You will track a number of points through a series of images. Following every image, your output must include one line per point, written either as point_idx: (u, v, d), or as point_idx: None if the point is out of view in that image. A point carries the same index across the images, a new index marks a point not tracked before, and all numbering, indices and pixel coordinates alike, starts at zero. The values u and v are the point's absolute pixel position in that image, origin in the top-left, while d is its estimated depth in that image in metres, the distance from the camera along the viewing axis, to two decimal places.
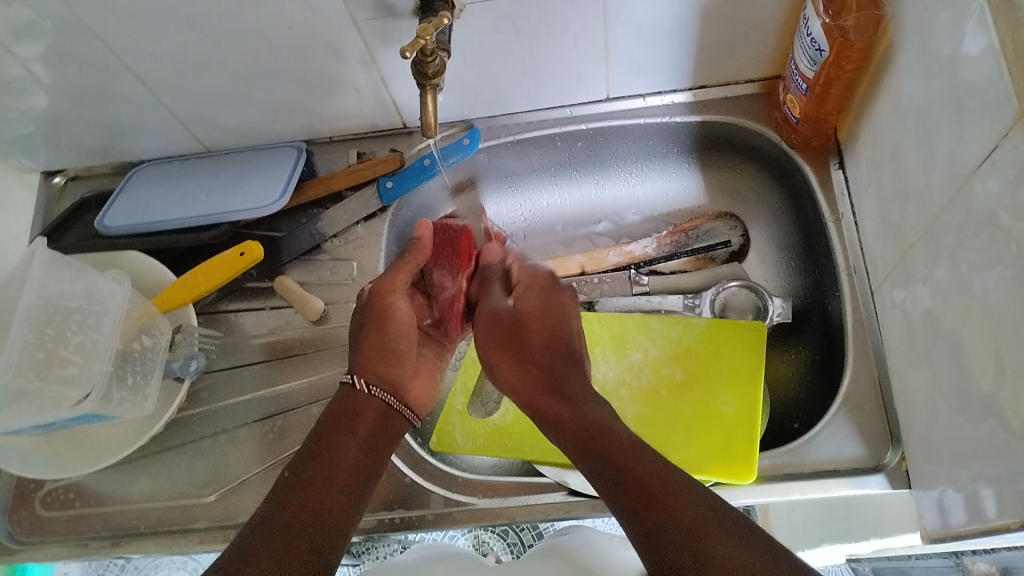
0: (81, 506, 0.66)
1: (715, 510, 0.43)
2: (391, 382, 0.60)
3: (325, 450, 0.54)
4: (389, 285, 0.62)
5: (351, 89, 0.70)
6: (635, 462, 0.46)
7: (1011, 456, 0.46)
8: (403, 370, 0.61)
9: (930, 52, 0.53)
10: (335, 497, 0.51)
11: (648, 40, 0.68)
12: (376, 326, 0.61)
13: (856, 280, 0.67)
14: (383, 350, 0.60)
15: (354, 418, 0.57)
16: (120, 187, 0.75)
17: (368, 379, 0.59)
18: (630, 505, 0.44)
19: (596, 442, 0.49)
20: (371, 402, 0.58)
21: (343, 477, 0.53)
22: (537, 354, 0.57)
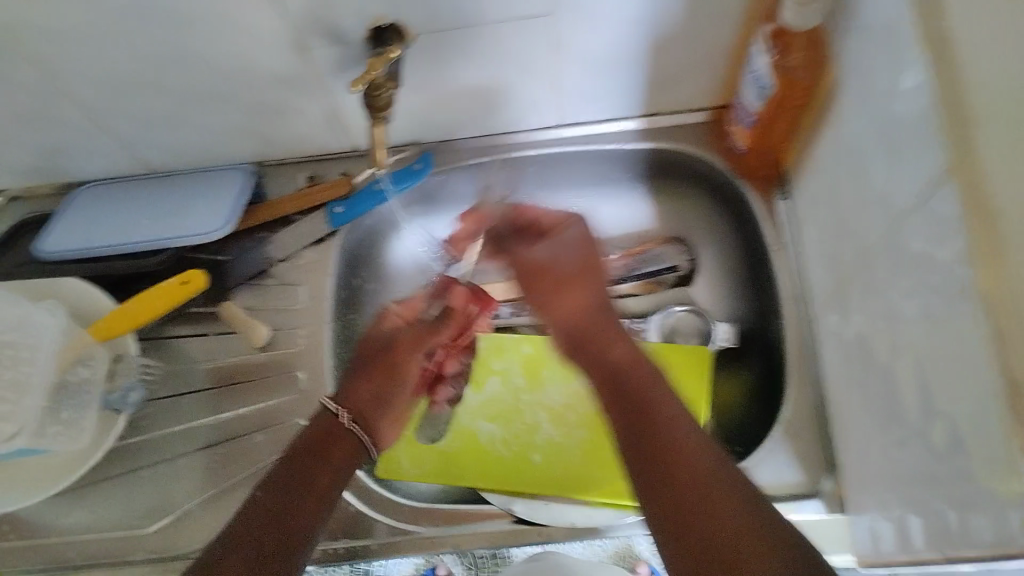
0: (14, 537, 0.64)
1: (746, 504, 0.43)
2: (369, 421, 0.61)
3: (301, 462, 0.55)
4: (411, 343, 0.66)
5: (300, 114, 0.70)
6: (666, 437, 0.48)
7: (935, 489, 0.47)
8: (389, 420, 0.63)
9: (866, 93, 0.54)
10: (304, 514, 0.52)
11: (597, 70, 0.69)
12: (377, 372, 0.64)
13: (798, 308, 0.69)
14: (374, 398, 0.62)
15: (334, 442, 0.57)
16: (59, 209, 0.73)
17: (351, 414, 0.60)
18: (652, 488, 0.46)
19: (631, 418, 0.51)
20: (346, 436, 0.58)
21: (312, 489, 0.53)
22: (569, 319, 0.59)
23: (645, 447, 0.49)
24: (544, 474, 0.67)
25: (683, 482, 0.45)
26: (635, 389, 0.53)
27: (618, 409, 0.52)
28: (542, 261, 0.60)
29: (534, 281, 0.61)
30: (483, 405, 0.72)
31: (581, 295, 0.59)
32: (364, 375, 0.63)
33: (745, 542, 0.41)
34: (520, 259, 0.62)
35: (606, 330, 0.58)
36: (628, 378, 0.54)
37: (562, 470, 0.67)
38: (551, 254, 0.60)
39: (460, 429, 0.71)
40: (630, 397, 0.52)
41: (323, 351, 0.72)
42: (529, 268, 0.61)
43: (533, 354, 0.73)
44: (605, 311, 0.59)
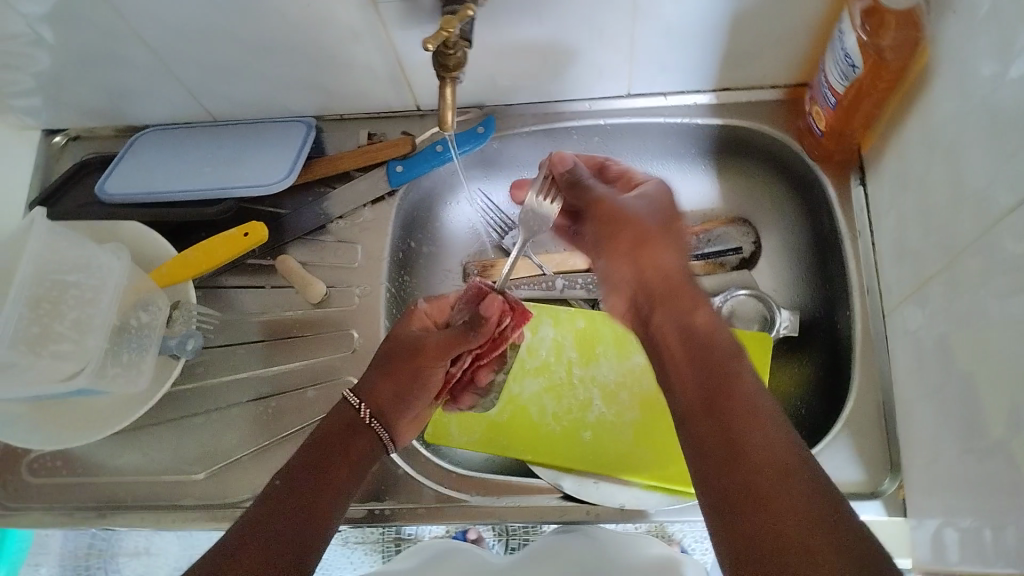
0: (69, 474, 0.65)
1: (820, 493, 0.41)
2: (389, 417, 0.59)
3: (318, 456, 0.54)
4: (435, 350, 0.60)
5: (366, 70, 0.69)
6: (740, 397, 0.47)
7: (1018, 501, 0.45)
8: (399, 421, 0.60)
9: (968, 80, 0.51)
10: (324, 501, 0.51)
11: (676, 40, 0.66)
12: (398, 373, 0.60)
13: (868, 300, 0.66)
14: (395, 396, 0.60)
15: (352, 437, 0.56)
16: (121, 152, 0.73)
17: (371, 408, 0.58)
18: (717, 468, 0.45)
19: (706, 370, 0.49)
20: (368, 432, 0.57)
21: (325, 483, 0.52)
22: (640, 271, 0.57)
23: (716, 401, 0.47)
24: (596, 450, 0.66)
25: (756, 442, 0.44)
26: (714, 348, 0.51)
27: (691, 362, 0.50)
28: (625, 213, 0.59)
29: (612, 237, 0.59)
30: (536, 373, 0.71)
31: (660, 250, 0.57)
32: (384, 373, 0.60)
33: (801, 513, 0.40)
34: (601, 203, 0.61)
35: (691, 295, 0.55)
36: (702, 339, 0.52)
37: (616, 447, 0.66)
38: (643, 204, 0.59)
39: (511, 399, 0.70)
40: (708, 351, 0.51)
41: (378, 312, 0.71)
42: (605, 220, 0.60)
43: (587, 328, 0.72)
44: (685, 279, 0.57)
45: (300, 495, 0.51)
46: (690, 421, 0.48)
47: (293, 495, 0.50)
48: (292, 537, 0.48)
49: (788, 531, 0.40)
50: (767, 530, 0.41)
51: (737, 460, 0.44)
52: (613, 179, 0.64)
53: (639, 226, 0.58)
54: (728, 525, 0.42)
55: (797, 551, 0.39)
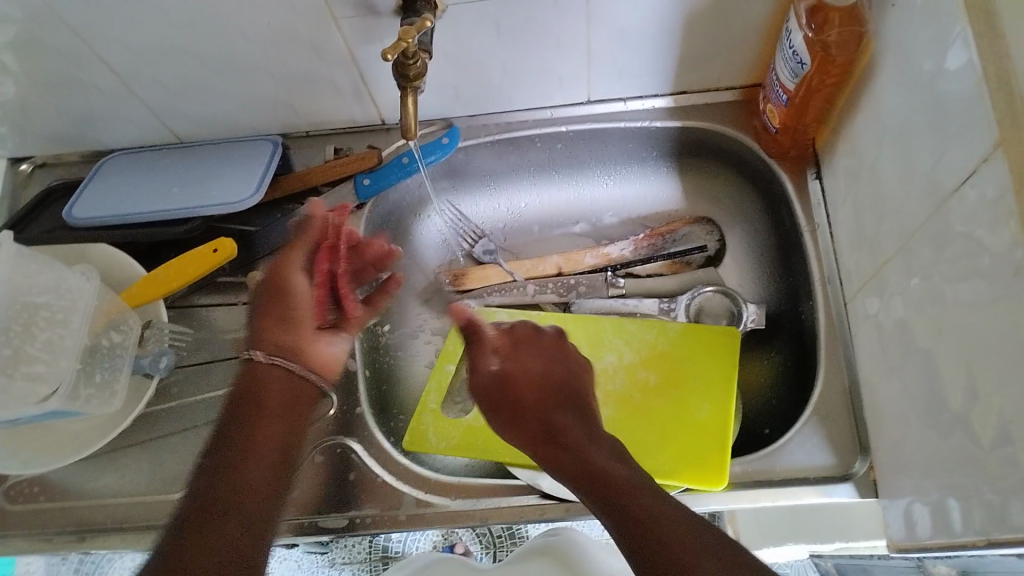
0: (46, 500, 0.65)
1: (686, 520, 0.47)
2: (290, 354, 0.60)
3: (243, 444, 0.53)
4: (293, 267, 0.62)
5: (330, 85, 0.70)
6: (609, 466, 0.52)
7: (979, 468, 0.47)
8: (300, 339, 0.60)
9: (910, 69, 0.53)
10: (257, 475, 0.52)
11: (630, 45, 0.68)
12: (271, 304, 0.60)
13: (831, 290, 0.68)
14: (281, 325, 0.60)
15: (260, 396, 0.57)
16: (90, 176, 0.73)
17: (266, 352, 0.59)
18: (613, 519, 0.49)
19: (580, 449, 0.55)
20: (271, 370, 0.58)
21: (253, 455, 0.53)
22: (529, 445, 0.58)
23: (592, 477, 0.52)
24: None
25: (637, 494, 0.50)
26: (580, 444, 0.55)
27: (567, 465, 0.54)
28: (500, 372, 0.62)
29: (497, 402, 0.61)
30: None
31: (530, 398, 0.60)
32: (268, 308, 0.60)
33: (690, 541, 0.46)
34: (477, 376, 0.63)
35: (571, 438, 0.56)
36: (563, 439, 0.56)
37: None
38: (498, 382, 0.62)
39: None
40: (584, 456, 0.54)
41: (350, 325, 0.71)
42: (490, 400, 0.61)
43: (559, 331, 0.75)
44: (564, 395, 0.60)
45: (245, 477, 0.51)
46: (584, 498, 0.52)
47: (230, 478, 0.51)
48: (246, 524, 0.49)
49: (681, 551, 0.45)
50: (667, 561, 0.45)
51: (630, 512, 0.48)
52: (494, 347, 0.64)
53: (534, 355, 0.63)
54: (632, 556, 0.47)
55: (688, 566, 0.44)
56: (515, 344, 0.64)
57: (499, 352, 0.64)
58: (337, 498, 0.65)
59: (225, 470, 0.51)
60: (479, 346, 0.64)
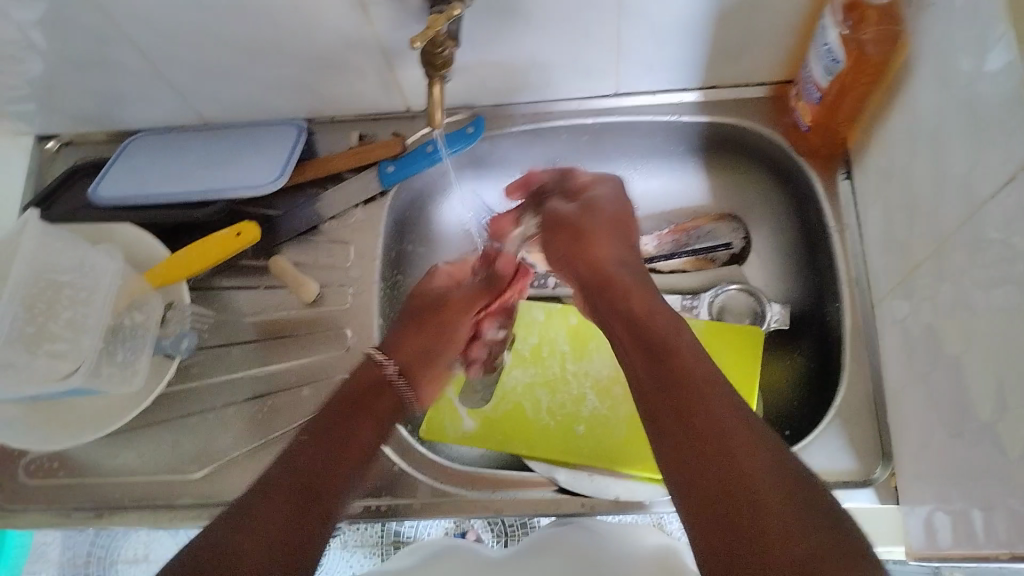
0: (64, 476, 0.66)
1: (786, 467, 0.41)
2: (414, 375, 0.64)
3: (329, 426, 0.54)
4: (457, 303, 0.69)
5: (356, 71, 0.69)
6: (699, 377, 0.47)
7: (1005, 478, 0.46)
8: (425, 370, 0.66)
9: (949, 70, 0.52)
10: (340, 465, 0.52)
11: (661, 37, 0.67)
12: (424, 327, 0.67)
13: (857, 292, 0.67)
14: (420, 349, 0.66)
15: (377, 393, 0.59)
16: (116, 155, 0.73)
17: (396, 365, 0.63)
18: (684, 433, 0.45)
19: (655, 346, 0.51)
20: (392, 389, 0.61)
21: (346, 447, 0.53)
22: (591, 268, 0.60)
23: (670, 377, 0.48)
24: (591, 445, 0.67)
25: (706, 396, 0.46)
26: (661, 331, 0.51)
27: (639, 348, 0.52)
28: (564, 219, 0.64)
29: (565, 227, 0.63)
30: (530, 363, 0.73)
31: (606, 251, 0.61)
32: (416, 328, 0.66)
33: (778, 485, 0.40)
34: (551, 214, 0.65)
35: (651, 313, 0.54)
36: (647, 325, 0.53)
37: (609, 440, 0.67)
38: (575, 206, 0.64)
39: (505, 394, 0.71)
40: (645, 324, 0.53)
41: (372, 310, 0.71)
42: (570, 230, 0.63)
43: (580, 324, 0.74)
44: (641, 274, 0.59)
45: (319, 454, 0.51)
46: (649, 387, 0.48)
47: (312, 454, 0.51)
48: (293, 546, 0.45)
49: (780, 526, 0.38)
50: (745, 505, 0.40)
51: (694, 435, 0.44)
52: (568, 190, 0.66)
53: (588, 217, 0.63)
54: (687, 482, 0.43)
55: (752, 518, 0.39)
56: (601, 223, 0.62)
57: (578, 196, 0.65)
58: None
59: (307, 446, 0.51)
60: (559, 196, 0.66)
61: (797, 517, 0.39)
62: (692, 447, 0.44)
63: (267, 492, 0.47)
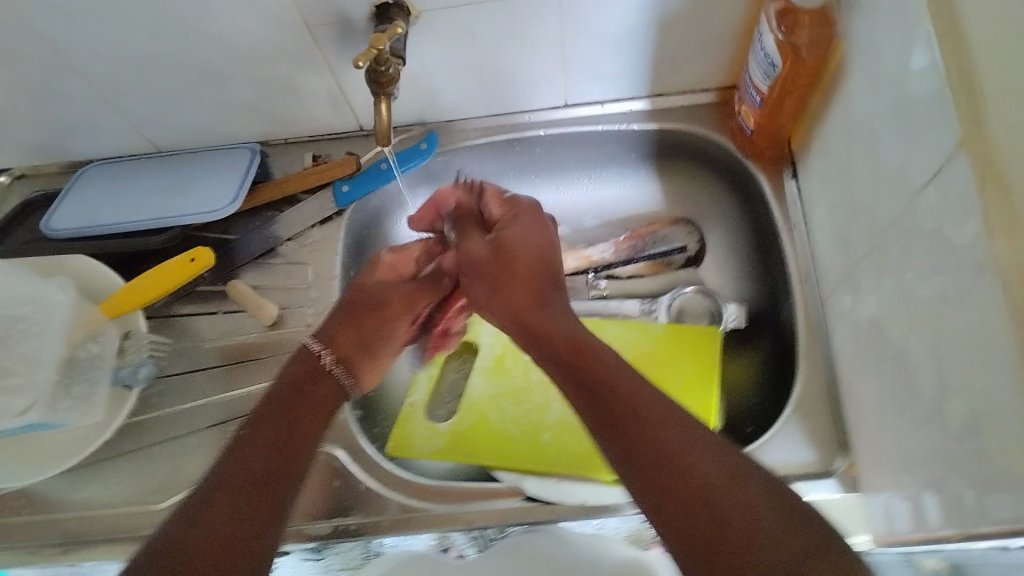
0: (27, 513, 0.65)
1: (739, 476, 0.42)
2: (352, 368, 0.64)
3: (275, 429, 0.54)
4: (399, 308, 0.70)
5: (305, 92, 0.69)
6: (642, 409, 0.47)
7: (951, 459, 0.47)
8: (364, 364, 0.66)
9: (878, 68, 0.54)
10: (287, 469, 0.51)
11: (604, 48, 0.68)
12: (359, 323, 0.67)
13: (808, 288, 0.69)
14: (357, 343, 0.66)
15: (312, 389, 0.59)
16: (67, 187, 0.73)
17: (333, 358, 0.63)
18: (635, 455, 0.45)
19: (592, 380, 0.51)
20: (327, 379, 0.61)
21: (292, 452, 0.53)
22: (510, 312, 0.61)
23: (614, 413, 0.48)
24: (557, 453, 0.67)
25: (651, 421, 0.46)
26: (597, 367, 0.52)
27: (576, 388, 0.51)
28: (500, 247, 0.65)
29: (483, 268, 0.65)
30: (494, 376, 0.74)
31: (523, 286, 0.62)
32: (349, 323, 0.66)
33: (731, 496, 0.41)
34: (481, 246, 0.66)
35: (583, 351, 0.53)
36: (581, 358, 0.53)
37: (574, 447, 0.67)
38: (487, 247, 0.66)
39: (471, 407, 0.72)
40: (578, 364, 0.53)
41: None
42: (497, 259, 0.64)
43: None
44: (546, 279, 0.63)
45: (258, 458, 0.50)
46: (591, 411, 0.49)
47: (249, 457, 0.50)
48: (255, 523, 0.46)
49: (745, 539, 0.39)
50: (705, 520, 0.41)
51: (640, 457, 0.45)
52: (487, 220, 0.70)
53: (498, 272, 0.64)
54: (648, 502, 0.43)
55: (722, 533, 0.40)
56: (508, 257, 0.64)
57: (494, 224, 0.68)
58: (315, 507, 0.65)
59: (241, 449, 0.50)
60: (474, 224, 0.70)
61: (763, 525, 0.39)
62: (643, 464, 0.44)
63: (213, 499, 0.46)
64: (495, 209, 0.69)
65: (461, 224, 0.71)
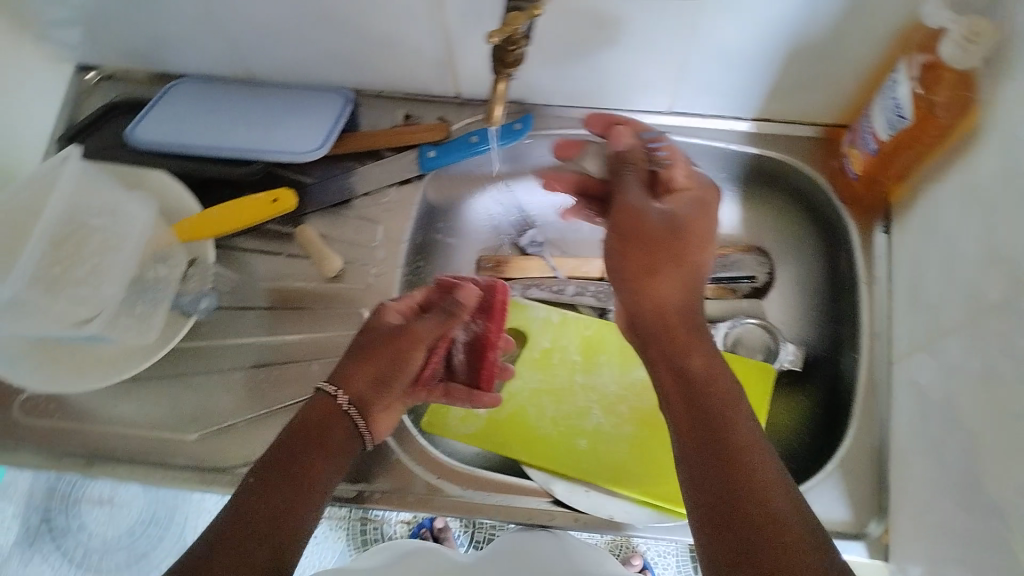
0: (60, 418, 0.64)
1: (819, 552, 0.43)
2: (369, 406, 0.58)
3: (291, 454, 0.53)
4: (422, 333, 0.61)
5: (413, 51, 0.68)
6: (748, 474, 0.46)
7: (1005, 560, 0.46)
8: (380, 399, 0.59)
9: (1016, 147, 0.52)
10: (304, 497, 0.52)
11: (728, 66, 0.66)
12: (379, 355, 0.59)
13: (877, 346, 0.68)
14: (377, 378, 0.59)
15: (363, 364, 0.59)
16: (157, 95, 0.72)
17: (349, 396, 0.58)
18: (707, 493, 0.47)
19: (705, 423, 0.50)
20: (342, 419, 0.57)
21: (307, 477, 0.52)
22: (660, 306, 0.57)
23: (708, 454, 0.48)
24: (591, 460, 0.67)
25: (758, 479, 0.46)
26: (715, 409, 0.50)
27: (691, 417, 0.50)
28: (642, 221, 0.58)
29: (648, 242, 0.58)
30: (538, 368, 0.72)
31: (659, 267, 0.57)
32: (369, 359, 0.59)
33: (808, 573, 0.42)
34: (624, 203, 0.60)
35: (687, 335, 0.55)
36: (696, 376, 0.52)
37: (609, 458, 0.67)
38: (662, 217, 0.59)
39: (510, 397, 0.71)
40: (699, 388, 0.52)
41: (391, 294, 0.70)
42: (636, 225, 0.58)
43: (594, 336, 0.74)
44: (694, 316, 0.57)
45: (275, 491, 0.51)
46: (671, 416, 0.52)
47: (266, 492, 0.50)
48: None
49: None
50: None
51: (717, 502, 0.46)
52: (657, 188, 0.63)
53: (649, 245, 0.58)
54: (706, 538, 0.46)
55: None
56: (641, 231, 0.58)
57: (670, 193, 0.61)
58: None
59: (260, 484, 0.51)
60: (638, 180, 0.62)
61: None
62: (717, 508, 0.46)
63: (224, 544, 0.47)
64: (679, 179, 0.62)
65: (627, 174, 0.63)
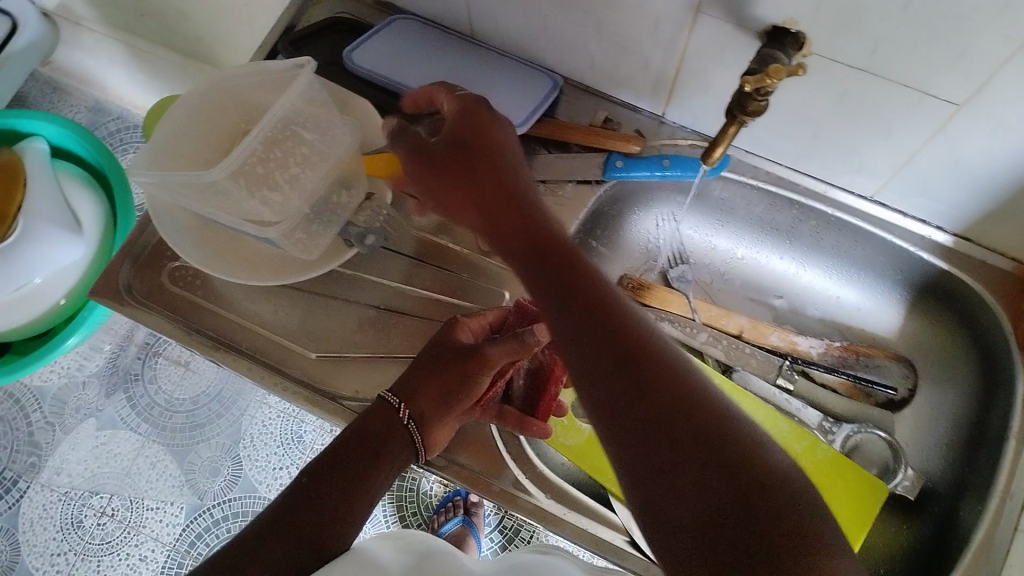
0: (201, 296, 0.67)
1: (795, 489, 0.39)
2: (428, 423, 0.58)
3: (349, 451, 0.55)
4: (492, 361, 0.57)
5: (640, 58, 0.66)
6: (667, 369, 0.42)
7: None
8: (439, 415, 0.58)
9: None
10: (355, 491, 0.54)
11: (952, 171, 0.63)
12: (443, 375, 0.58)
13: (1006, 508, 0.63)
14: (438, 398, 0.57)
15: (428, 377, 0.58)
16: (379, 25, 0.73)
17: (409, 411, 0.57)
18: (623, 412, 0.41)
19: (589, 318, 0.44)
20: (399, 430, 0.56)
21: (361, 476, 0.54)
22: (473, 207, 0.53)
23: (633, 379, 0.42)
24: None
25: (673, 385, 0.42)
26: (591, 291, 0.45)
27: (549, 299, 0.46)
28: (456, 153, 0.54)
29: (451, 175, 0.54)
30: None
31: (487, 177, 0.53)
32: (433, 376, 0.58)
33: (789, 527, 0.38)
34: (420, 145, 0.57)
35: (529, 227, 0.50)
36: (554, 267, 0.47)
37: None
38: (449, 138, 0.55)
39: None
40: (558, 264, 0.47)
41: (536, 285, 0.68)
42: (430, 155, 0.55)
43: None
44: (510, 202, 0.51)
45: (336, 484, 0.54)
46: (546, 297, 0.46)
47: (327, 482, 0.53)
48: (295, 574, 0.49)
49: None
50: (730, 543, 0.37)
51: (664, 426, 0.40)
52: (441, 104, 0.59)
53: (460, 183, 0.53)
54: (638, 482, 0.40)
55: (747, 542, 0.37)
56: (437, 163, 0.55)
57: (453, 126, 0.56)
58: None
59: (325, 475, 0.54)
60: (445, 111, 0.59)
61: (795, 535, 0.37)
62: (663, 441, 0.40)
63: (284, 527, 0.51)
64: (503, 135, 0.56)
65: (407, 131, 0.58)
